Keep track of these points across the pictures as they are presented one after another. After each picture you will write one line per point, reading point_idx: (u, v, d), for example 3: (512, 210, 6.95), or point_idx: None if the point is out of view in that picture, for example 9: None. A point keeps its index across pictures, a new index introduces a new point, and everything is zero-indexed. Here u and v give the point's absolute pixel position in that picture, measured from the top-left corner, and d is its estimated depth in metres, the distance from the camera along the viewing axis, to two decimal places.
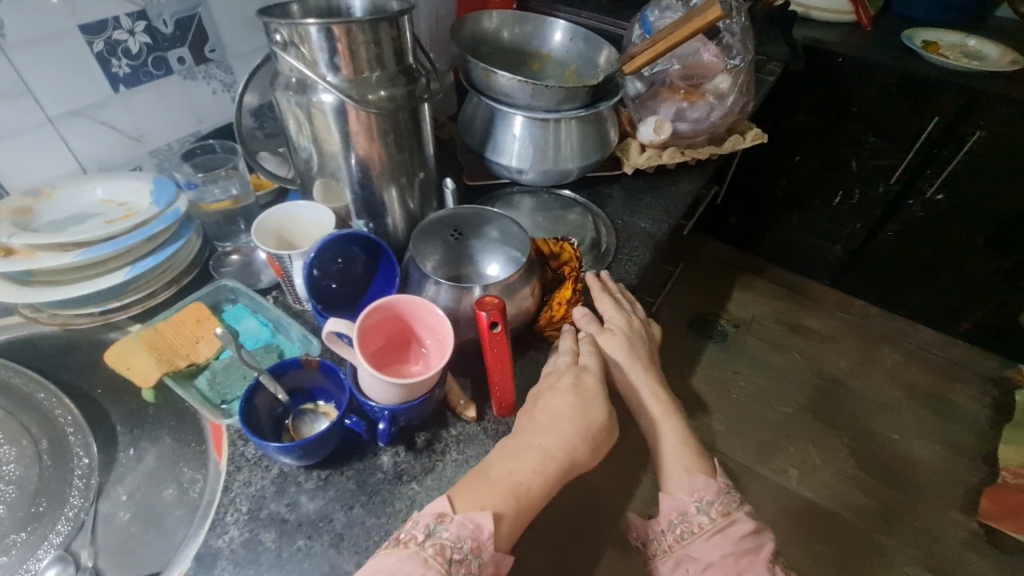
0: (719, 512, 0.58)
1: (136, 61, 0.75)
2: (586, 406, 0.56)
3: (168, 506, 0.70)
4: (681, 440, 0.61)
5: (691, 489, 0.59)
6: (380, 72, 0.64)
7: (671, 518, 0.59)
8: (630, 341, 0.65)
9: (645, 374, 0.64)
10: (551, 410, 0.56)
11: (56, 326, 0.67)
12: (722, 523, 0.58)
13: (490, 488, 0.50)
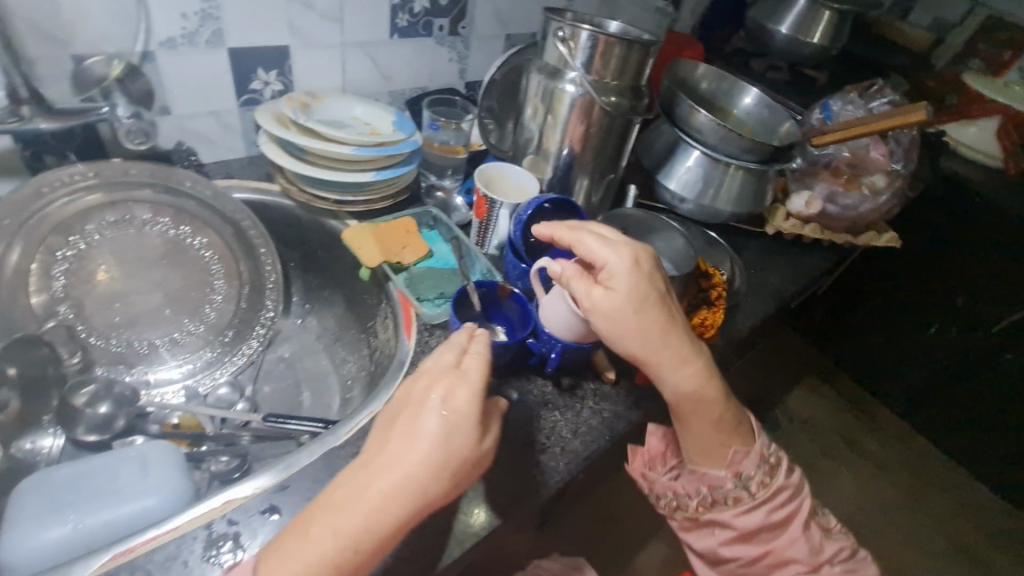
0: (760, 484, 0.63)
1: (413, 19, 0.91)
2: (449, 451, 0.46)
3: (321, 373, 0.87)
4: (712, 414, 0.62)
5: (739, 465, 0.63)
6: (617, 83, 0.77)
7: (706, 487, 0.63)
8: (634, 290, 0.57)
9: (664, 340, 0.59)
10: (410, 459, 0.45)
11: (301, 200, 0.80)
12: (762, 496, 0.62)
13: (314, 548, 0.42)
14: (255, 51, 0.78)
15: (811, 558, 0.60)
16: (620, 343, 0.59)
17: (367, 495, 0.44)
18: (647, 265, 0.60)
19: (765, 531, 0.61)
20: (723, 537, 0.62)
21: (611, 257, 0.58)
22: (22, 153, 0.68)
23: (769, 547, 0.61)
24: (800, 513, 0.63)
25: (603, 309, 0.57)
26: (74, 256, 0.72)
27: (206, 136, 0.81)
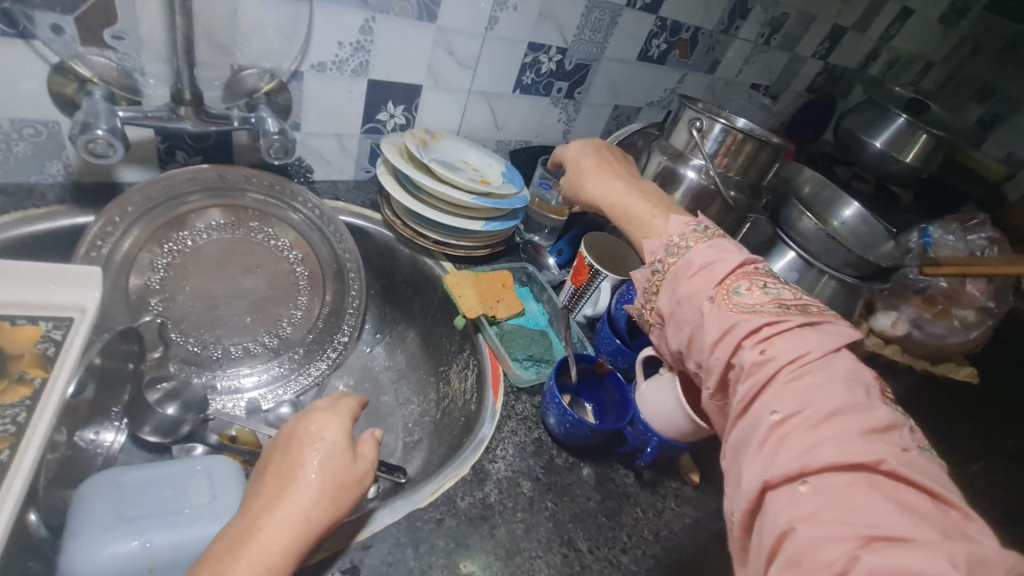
0: (692, 276, 0.54)
1: (538, 78, 0.93)
2: (315, 467, 0.46)
3: (382, 410, 0.82)
4: (659, 231, 0.62)
5: (700, 322, 0.51)
6: (741, 179, 0.76)
7: (650, 272, 0.58)
8: (605, 170, 0.72)
9: (629, 196, 0.67)
10: (304, 481, 0.45)
11: (405, 234, 0.80)
12: (673, 275, 0.55)
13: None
14: (391, 85, 0.80)
15: (789, 355, 0.44)
16: (591, 194, 0.71)
17: (264, 531, 0.41)
18: (626, 162, 0.76)
19: (701, 350, 0.51)
20: (673, 333, 0.55)
21: (589, 154, 0.75)
22: (159, 145, 0.68)
23: (702, 309, 0.51)
24: (775, 318, 0.47)
25: (580, 175, 0.74)
26: (177, 252, 0.71)
27: (323, 155, 0.82)
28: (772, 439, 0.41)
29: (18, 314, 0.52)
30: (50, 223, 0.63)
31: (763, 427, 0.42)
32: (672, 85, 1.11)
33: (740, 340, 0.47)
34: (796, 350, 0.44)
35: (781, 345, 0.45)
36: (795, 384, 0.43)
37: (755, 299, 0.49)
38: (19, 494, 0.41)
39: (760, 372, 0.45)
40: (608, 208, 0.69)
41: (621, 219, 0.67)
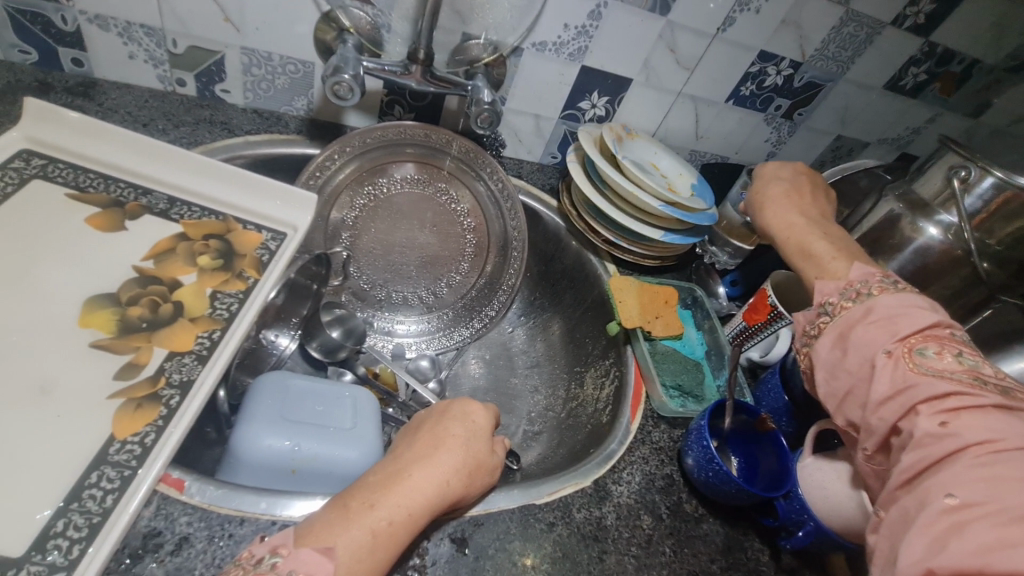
0: (870, 323, 0.45)
1: (757, 91, 0.84)
2: (451, 449, 0.46)
3: (509, 391, 0.82)
4: (839, 275, 0.51)
5: (864, 377, 0.44)
6: (1002, 249, 0.61)
7: (814, 313, 0.50)
8: (794, 192, 0.61)
9: (810, 232, 0.56)
10: (440, 459, 0.45)
11: (580, 225, 0.78)
12: (843, 320, 0.47)
13: (359, 543, 0.38)
14: (603, 74, 0.78)
15: (984, 438, 0.36)
16: (767, 221, 0.60)
17: (394, 491, 0.41)
18: (823, 196, 0.63)
19: (860, 407, 0.44)
20: (825, 382, 0.48)
21: (782, 176, 0.63)
22: (383, 97, 0.74)
23: (872, 362, 0.43)
24: (968, 389, 0.39)
25: (761, 195, 0.62)
26: (373, 196, 0.77)
27: (518, 132, 0.84)
28: (940, 524, 0.34)
29: (250, 220, 0.60)
30: (287, 148, 0.72)
31: (933, 511, 0.34)
32: (918, 123, 0.93)
33: (913, 405, 0.40)
34: (989, 425, 0.36)
35: (966, 420, 0.37)
36: (986, 468, 0.34)
37: (945, 365, 0.41)
38: (219, 372, 0.47)
39: (937, 445, 0.37)
40: (781, 237, 0.57)
41: (794, 253, 0.56)
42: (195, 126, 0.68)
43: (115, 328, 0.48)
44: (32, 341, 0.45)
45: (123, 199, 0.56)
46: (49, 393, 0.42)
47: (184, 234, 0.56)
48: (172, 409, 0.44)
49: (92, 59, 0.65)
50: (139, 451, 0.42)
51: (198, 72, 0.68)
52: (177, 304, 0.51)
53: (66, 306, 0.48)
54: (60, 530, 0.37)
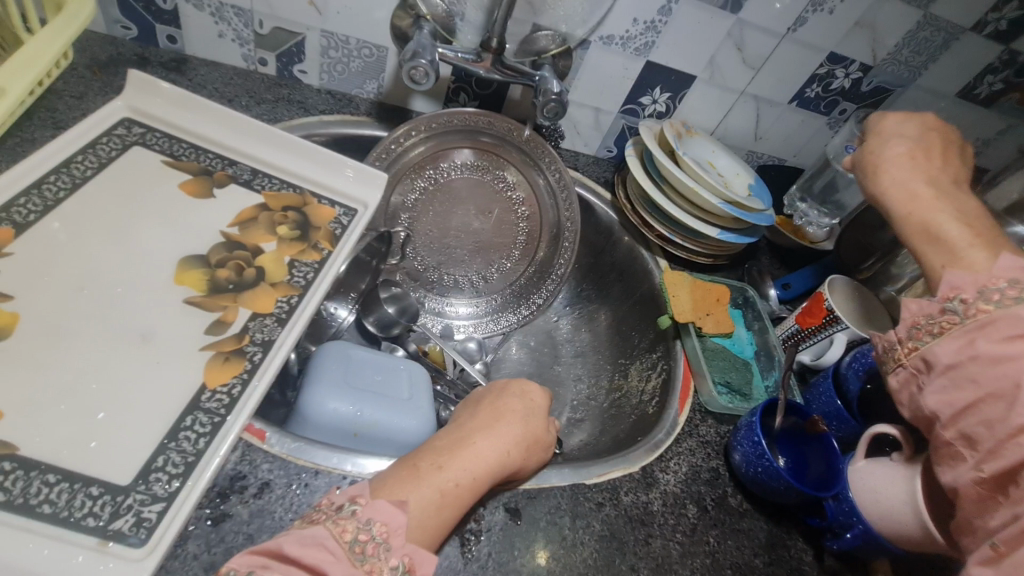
0: (1014, 336, 0.38)
1: (823, 93, 0.83)
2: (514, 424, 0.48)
3: (553, 378, 0.83)
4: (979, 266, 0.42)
5: (1003, 393, 0.38)
6: None
7: (937, 307, 0.43)
8: (920, 155, 0.50)
9: (938, 209, 0.47)
10: (502, 430, 0.47)
11: (633, 219, 0.79)
12: (976, 325, 0.40)
13: (431, 500, 0.40)
14: (667, 70, 0.78)
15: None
16: (883, 189, 0.50)
17: (462, 457, 0.44)
18: (954, 154, 0.52)
19: (985, 424, 0.39)
20: (939, 389, 0.42)
21: (904, 133, 0.52)
22: (450, 84, 0.77)
23: (1019, 381, 0.37)
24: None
25: (876, 157, 0.52)
26: (433, 180, 0.80)
27: (577, 125, 0.85)
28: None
29: (324, 195, 0.63)
30: (357, 129, 0.75)
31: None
32: None
33: None
34: None
35: None
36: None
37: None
38: (297, 333, 0.51)
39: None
40: (899, 211, 0.49)
41: (916, 234, 0.47)
42: (274, 104, 0.72)
43: (206, 287, 0.51)
44: (133, 293, 0.49)
45: (211, 168, 0.60)
46: (150, 341, 0.46)
47: (265, 204, 0.59)
48: (255, 365, 0.48)
49: (185, 37, 0.70)
50: (227, 400, 0.45)
51: (279, 52, 0.72)
52: (260, 269, 0.54)
53: (162, 264, 0.51)
54: (161, 465, 0.40)
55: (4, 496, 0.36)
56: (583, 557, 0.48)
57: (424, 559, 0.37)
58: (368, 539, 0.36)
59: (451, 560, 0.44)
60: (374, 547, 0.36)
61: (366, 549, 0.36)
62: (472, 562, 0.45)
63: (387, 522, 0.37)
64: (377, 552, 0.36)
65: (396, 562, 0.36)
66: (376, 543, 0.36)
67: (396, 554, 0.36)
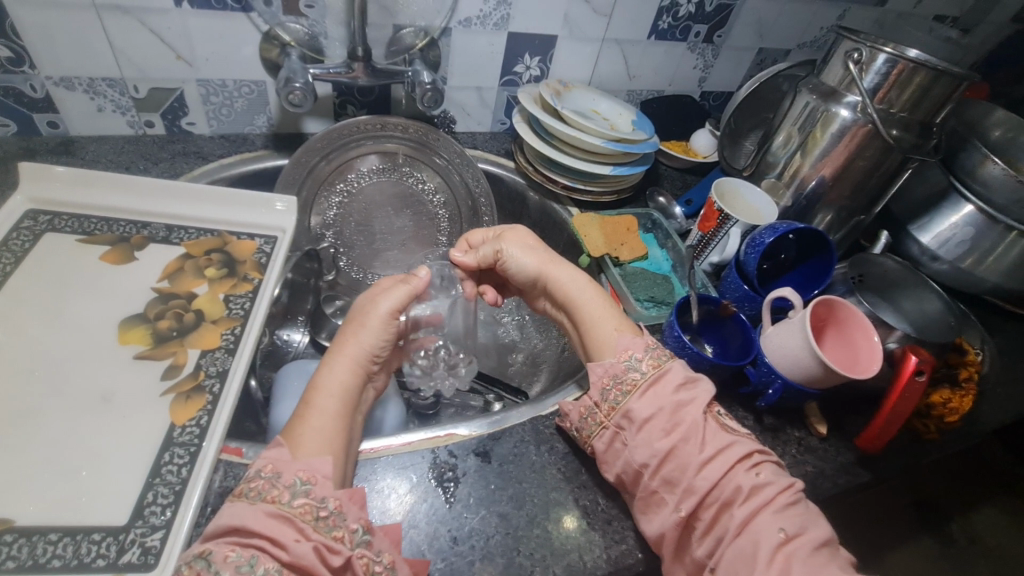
0: (676, 386, 0.51)
1: (674, 22, 0.90)
2: (369, 340, 0.53)
3: (509, 342, 0.90)
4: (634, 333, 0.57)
5: (679, 420, 0.49)
6: (905, 115, 0.68)
7: (621, 367, 0.53)
8: (541, 255, 0.65)
9: (589, 288, 0.61)
10: (355, 350, 0.52)
11: (537, 177, 0.86)
12: (652, 377, 0.52)
13: (317, 430, 0.45)
14: (529, 36, 0.84)
15: (782, 480, 0.46)
16: (564, 283, 0.62)
17: (326, 387, 0.49)
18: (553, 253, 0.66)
19: (679, 468, 0.47)
20: (645, 440, 0.49)
21: (536, 243, 0.66)
22: (335, 100, 0.81)
23: (692, 419, 0.49)
24: (762, 449, 0.49)
25: (517, 251, 0.65)
26: (346, 192, 0.84)
27: (465, 107, 0.90)
28: (778, 556, 0.42)
29: (242, 231, 0.67)
30: (259, 164, 0.78)
31: (771, 545, 0.42)
32: (829, 22, 0.99)
33: (734, 463, 0.47)
34: (779, 473, 0.47)
35: (769, 473, 0.47)
36: (786, 511, 0.44)
37: (737, 429, 0.51)
38: (248, 357, 0.55)
39: (759, 496, 0.45)
40: (579, 300, 0.61)
41: (587, 315, 0.59)
42: (172, 160, 0.74)
43: (151, 340, 0.55)
44: (82, 363, 0.52)
45: (127, 235, 0.63)
46: (111, 400, 0.50)
47: (187, 253, 0.63)
48: (216, 395, 0.52)
49: (66, 119, 0.72)
50: (199, 430, 0.49)
51: (163, 111, 0.74)
52: (198, 312, 0.58)
53: (103, 331, 0.55)
54: (151, 500, 0.44)
55: (15, 563, 0.40)
56: (554, 474, 0.54)
57: (321, 466, 0.43)
58: (261, 480, 0.41)
59: (438, 507, 0.50)
60: (269, 484, 0.41)
61: (261, 488, 0.41)
62: (457, 504, 0.50)
63: (272, 461, 0.43)
64: (271, 485, 0.41)
65: (290, 480, 0.41)
66: (268, 479, 0.41)
67: (289, 474, 0.42)
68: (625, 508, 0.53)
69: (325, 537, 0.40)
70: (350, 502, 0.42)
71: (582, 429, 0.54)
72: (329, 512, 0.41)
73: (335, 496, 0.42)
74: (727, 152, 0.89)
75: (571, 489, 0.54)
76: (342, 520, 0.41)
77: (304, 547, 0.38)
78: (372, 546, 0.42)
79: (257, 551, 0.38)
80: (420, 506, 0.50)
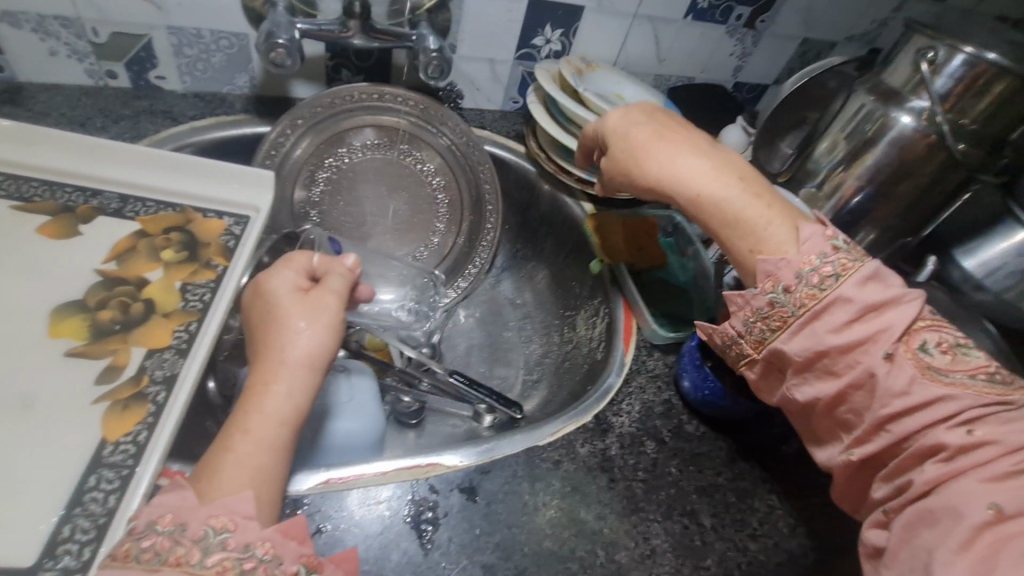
0: (846, 323, 0.41)
1: (715, 2, 0.80)
2: (315, 342, 0.43)
3: (506, 345, 0.82)
4: (782, 247, 0.45)
5: (856, 367, 0.40)
6: (976, 127, 0.60)
7: (766, 301, 0.44)
8: (660, 130, 0.53)
9: (722, 179, 0.48)
10: (299, 356, 0.42)
11: (549, 167, 0.77)
12: (812, 313, 0.42)
13: (246, 465, 0.37)
14: (552, 5, 0.74)
15: (1010, 443, 0.36)
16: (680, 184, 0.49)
17: (266, 409, 0.39)
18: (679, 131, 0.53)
19: (854, 410, 0.42)
20: (810, 380, 0.43)
21: (636, 121, 0.54)
22: (328, 62, 0.71)
23: (871, 368, 0.40)
24: (989, 399, 0.38)
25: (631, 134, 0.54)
26: (335, 168, 0.75)
27: (474, 80, 0.81)
28: (979, 542, 0.33)
29: (209, 207, 0.58)
30: (235, 129, 0.69)
31: (969, 523, 0.33)
32: (884, 15, 0.90)
33: (934, 420, 0.38)
34: (1015, 433, 0.36)
35: (993, 429, 0.37)
36: (1009, 481, 0.34)
37: (953, 367, 0.39)
38: (201, 361, 0.47)
39: (965, 459, 0.36)
40: (700, 215, 0.48)
41: (714, 219, 0.47)
42: (136, 119, 0.65)
43: (88, 333, 0.47)
44: (3, 358, 0.44)
45: (72, 204, 0.54)
46: (31, 407, 0.42)
47: (142, 231, 0.54)
48: (160, 406, 0.44)
49: (13, 62, 0.62)
50: (134, 449, 0.41)
51: (127, 61, 0.65)
52: (148, 302, 0.50)
53: (33, 319, 0.46)
54: (67, 535, 0.37)
55: None
56: (547, 519, 0.47)
57: (240, 506, 0.35)
58: (160, 538, 0.33)
59: (411, 554, 0.43)
60: (171, 542, 0.33)
61: (161, 549, 0.33)
62: (434, 552, 0.43)
63: (172, 511, 0.35)
64: (173, 544, 0.33)
65: (199, 534, 0.33)
66: (170, 536, 0.33)
67: (196, 525, 0.34)
68: (627, 564, 0.46)
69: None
70: (285, 544, 0.35)
71: (728, 355, 0.50)
72: (258, 561, 0.33)
73: (263, 540, 0.34)
74: (760, 153, 0.80)
75: (566, 538, 0.47)
76: (278, 566, 0.34)
77: None
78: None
79: None
80: (390, 553, 0.43)
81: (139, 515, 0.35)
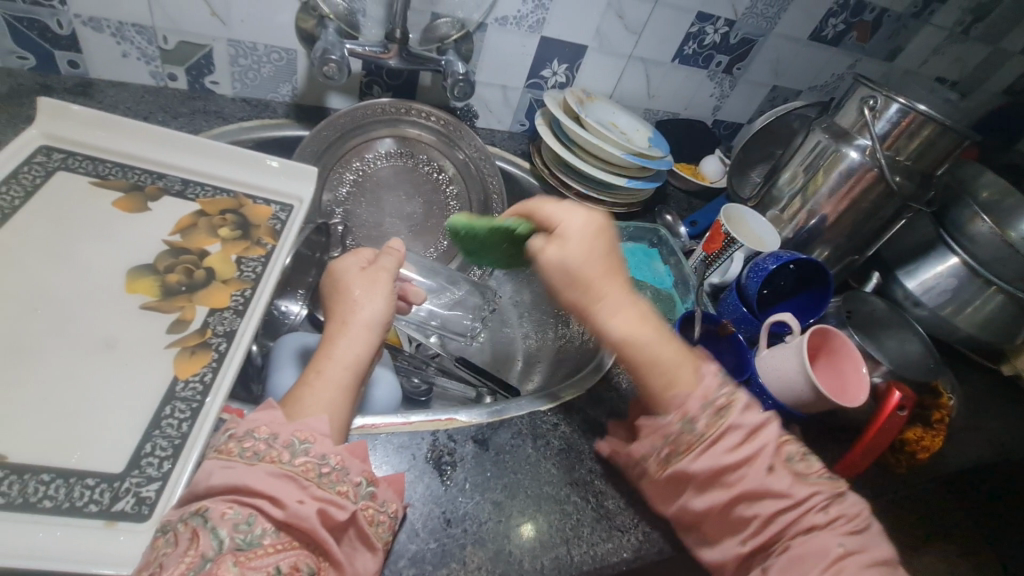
0: None
1: (700, 49, 0.93)
2: (372, 307, 0.53)
3: (505, 340, 0.91)
4: (694, 384, 0.47)
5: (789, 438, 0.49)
6: (910, 164, 0.72)
7: None
8: (589, 242, 0.49)
9: (647, 325, 0.48)
10: (361, 316, 0.52)
11: (552, 181, 0.87)
12: (711, 437, 0.45)
13: (322, 397, 0.47)
14: (561, 43, 0.86)
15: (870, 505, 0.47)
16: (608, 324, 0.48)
17: (334, 355, 0.50)
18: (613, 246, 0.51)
19: None
20: None
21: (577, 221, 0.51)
22: (363, 79, 0.81)
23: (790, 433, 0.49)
24: None
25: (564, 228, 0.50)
26: (361, 171, 0.84)
27: (488, 103, 0.91)
28: None
29: (258, 195, 0.66)
30: (278, 132, 0.77)
31: (832, 561, 0.40)
32: (842, 70, 1.04)
33: None
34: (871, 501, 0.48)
35: None
36: None
37: None
38: (255, 322, 0.54)
39: None
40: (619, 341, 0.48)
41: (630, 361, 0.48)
42: (192, 116, 0.73)
43: (159, 292, 0.54)
44: (88, 307, 0.51)
45: (141, 184, 0.62)
46: (114, 346, 0.49)
47: (202, 211, 0.62)
48: (221, 354, 0.51)
49: (88, 60, 0.70)
50: (202, 387, 0.49)
51: (188, 66, 0.74)
52: (209, 270, 0.57)
53: (112, 277, 0.53)
54: (149, 451, 0.44)
55: (4, 499, 0.39)
56: (548, 468, 0.55)
57: (318, 425, 0.44)
58: (257, 442, 0.42)
59: (434, 487, 0.50)
60: (266, 445, 0.41)
61: (259, 449, 0.41)
62: (452, 486, 0.51)
63: (267, 423, 0.43)
64: (268, 447, 0.41)
65: (287, 441, 0.42)
66: (266, 441, 0.42)
67: (285, 435, 0.42)
68: (615, 509, 0.54)
69: (330, 493, 0.41)
70: (351, 460, 0.44)
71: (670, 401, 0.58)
72: (332, 468, 0.42)
73: (336, 453, 0.43)
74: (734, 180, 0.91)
75: (564, 486, 0.55)
76: (346, 475, 0.43)
77: (307, 508, 0.39)
78: (377, 497, 0.45)
79: (256, 512, 0.38)
80: (416, 485, 0.50)
81: (239, 424, 0.43)
